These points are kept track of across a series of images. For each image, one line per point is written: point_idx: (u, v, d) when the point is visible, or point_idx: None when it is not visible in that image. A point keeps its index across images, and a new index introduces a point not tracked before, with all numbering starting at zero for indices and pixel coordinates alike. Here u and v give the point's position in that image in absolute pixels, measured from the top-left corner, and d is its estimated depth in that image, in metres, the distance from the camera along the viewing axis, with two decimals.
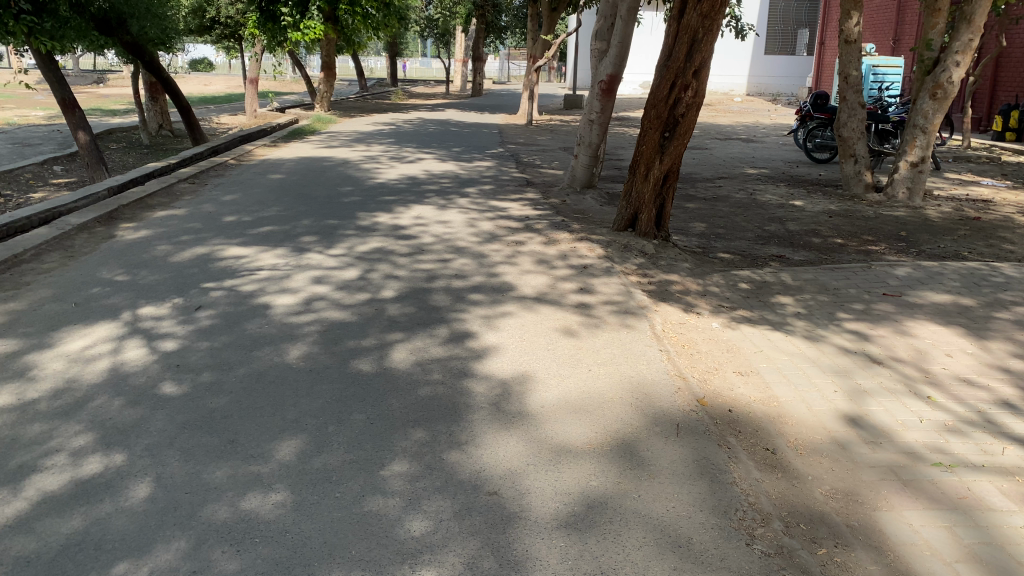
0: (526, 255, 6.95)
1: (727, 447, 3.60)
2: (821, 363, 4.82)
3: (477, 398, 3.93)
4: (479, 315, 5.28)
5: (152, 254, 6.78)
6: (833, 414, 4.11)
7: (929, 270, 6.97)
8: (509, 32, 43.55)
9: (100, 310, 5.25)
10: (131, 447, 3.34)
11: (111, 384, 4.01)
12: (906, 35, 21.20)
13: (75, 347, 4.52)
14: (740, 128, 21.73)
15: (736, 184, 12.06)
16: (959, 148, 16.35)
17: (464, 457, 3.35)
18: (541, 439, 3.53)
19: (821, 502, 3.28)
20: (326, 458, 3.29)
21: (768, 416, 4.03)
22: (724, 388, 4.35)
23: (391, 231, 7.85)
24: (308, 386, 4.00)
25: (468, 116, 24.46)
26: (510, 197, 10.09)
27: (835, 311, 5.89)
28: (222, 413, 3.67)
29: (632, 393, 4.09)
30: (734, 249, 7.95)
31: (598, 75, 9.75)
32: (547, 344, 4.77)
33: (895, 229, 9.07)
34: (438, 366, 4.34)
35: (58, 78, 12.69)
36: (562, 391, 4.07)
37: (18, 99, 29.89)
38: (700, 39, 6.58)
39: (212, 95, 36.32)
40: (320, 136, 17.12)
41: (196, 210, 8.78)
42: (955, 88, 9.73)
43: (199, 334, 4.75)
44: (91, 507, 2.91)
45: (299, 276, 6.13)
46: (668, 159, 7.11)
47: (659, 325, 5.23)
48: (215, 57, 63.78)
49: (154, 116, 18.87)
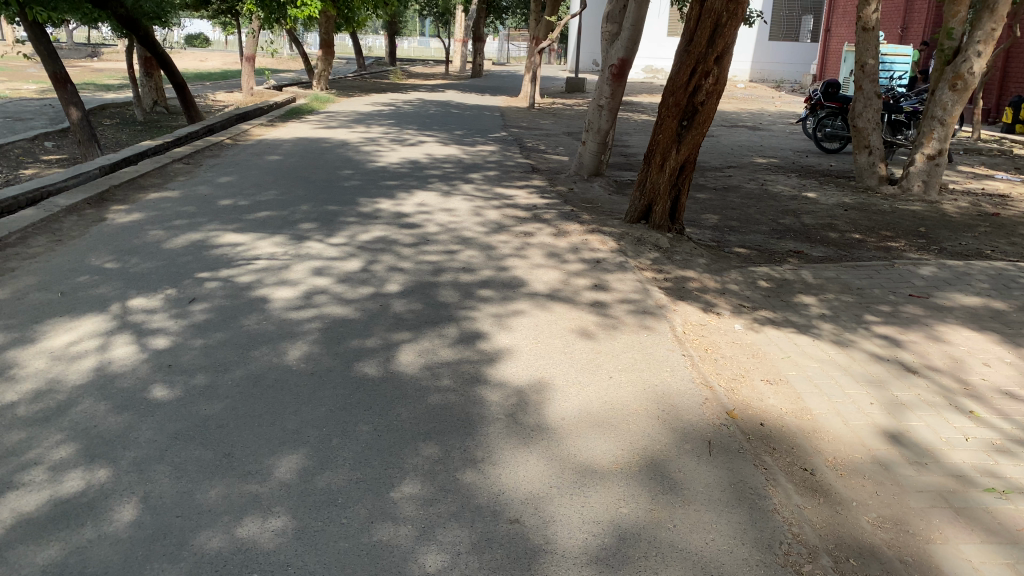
0: (535, 248, 6.65)
1: (763, 468, 3.32)
2: (853, 371, 4.54)
3: (492, 409, 3.65)
4: (490, 314, 4.98)
5: (143, 240, 6.46)
6: (871, 430, 3.84)
7: (955, 269, 6.70)
8: (509, 13, 42.97)
9: (88, 301, 4.95)
10: (117, 461, 3.05)
11: (96, 386, 3.71)
12: (915, 23, 20.81)
13: (58, 344, 4.21)
14: (745, 115, 21.42)
15: (746, 174, 11.78)
16: (969, 140, 16.04)
17: (480, 477, 3.07)
18: (565, 458, 3.25)
19: (870, 533, 3.00)
20: (330, 477, 3.00)
21: (803, 432, 3.76)
22: (753, 398, 4.07)
23: (394, 219, 7.55)
24: (309, 392, 3.70)
25: (469, 97, 24.09)
26: (515, 184, 9.79)
27: (861, 313, 5.62)
28: (217, 422, 3.38)
29: (658, 404, 3.81)
30: (750, 244, 7.66)
31: (608, 59, 9.41)
32: (563, 347, 4.48)
33: (913, 223, 8.80)
34: (449, 370, 4.05)
35: (48, 51, 12.29)
36: (584, 401, 3.79)
37: (12, 71, 29.40)
38: (724, 23, 6.25)
39: (208, 70, 35.75)
40: (319, 115, 16.78)
41: (191, 192, 8.45)
42: (976, 80, 9.40)
43: (192, 330, 4.44)
44: (70, 534, 2.62)
45: (299, 267, 5.83)
46: (685, 149, 6.80)
47: (680, 327, 4.94)
48: (211, 33, 62.87)
49: (149, 93, 18.42)
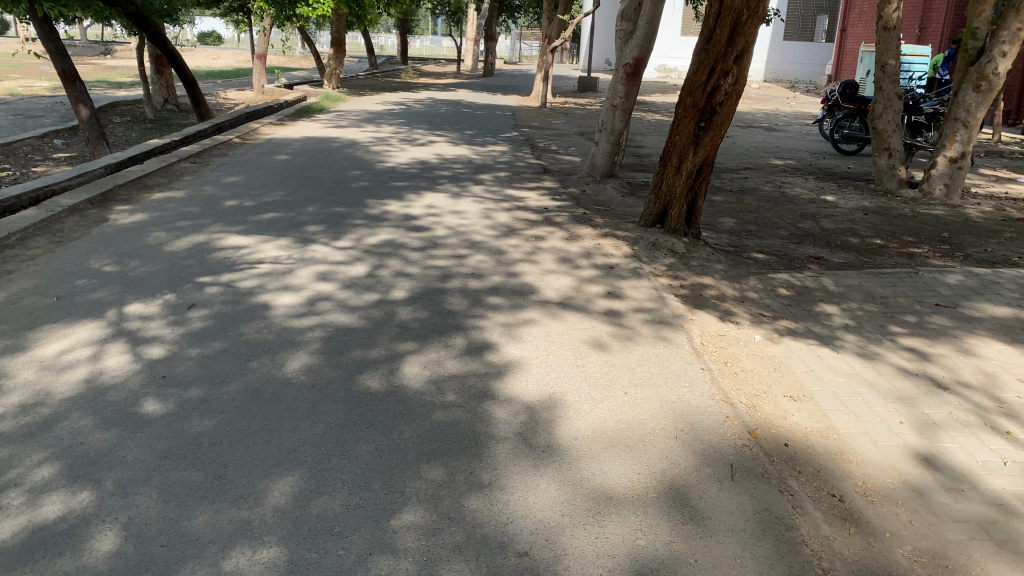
0: (547, 252, 6.45)
1: (789, 494, 3.11)
2: (879, 387, 4.32)
3: (500, 428, 3.45)
4: (500, 323, 4.79)
5: (145, 241, 6.30)
6: (902, 452, 3.62)
7: (983, 278, 6.46)
8: (521, 11, 42.78)
9: (84, 306, 4.78)
10: (101, 482, 2.87)
11: (85, 399, 3.53)
12: (933, 23, 20.41)
13: (50, 352, 4.05)
14: (761, 115, 21.11)
15: (763, 176, 11.55)
16: (989, 143, 15.72)
17: (487, 504, 2.87)
18: (577, 483, 3.06)
19: (907, 568, 2.79)
20: (326, 502, 2.81)
21: (830, 453, 3.54)
22: (775, 416, 3.85)
23: (402, 221, 7.36)
24: (308, 407, 3.51)
25: (481, 96, 23.88)
26: (526, 185, 9.59)
27: (886, 324, 5.39)
28: (210, 439, 3.19)
29: (677, 423, 3.61)
30: (767, 249, 7.43)
31: (623, 58, 9.18)
32: (576, 360, 4.28)
33: (935, 228, 8.55)
34: (455, 385, 3.85)
35: (58, 48, 12.19)
36: (599, 419, 3.58)
37: (24, 69, 29.42)
38: (744, 22, 6.02)
39: (220, 69, 35.63)
40: (329, 114, 16.63)
41: (196, 193, 8.29)
42: (1000, 81, 9.11)
43: (189, 339, 4.27)
44: (45, 566, 2.44)
45: (303, 271, 5.65)
46: (703, 150, 6.57)
47: (698, 338, 4.72)
48: (225, 31, 62.81)
49: (159, 91, 18.33)
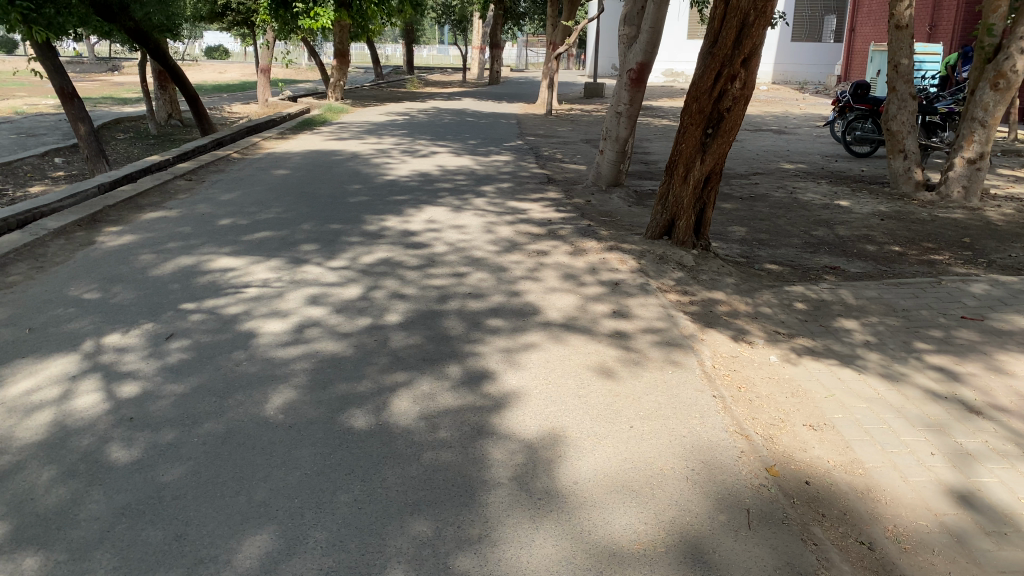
0: (550, 269, 6.16)
1: (813, 544, 2.80)
2: (907, 412, 4.01)
3: (495, 472, 3.15)
4: (498, 349, 4.49)
5: (131, 265, 6.05)
6: (936, 489, 3.31)
7: (1010, 286, 6.12)
8: (526, 18, 42.49)
9: (57, 338, 4.52)
10: (50, 546, 2.61)
11: (48, 445, 3.27)
12: (943, 21, 19.98)
13: (17, 392, 3.79)
14: (770, 118, 20.77)
15: (774, 181, 11.23)
16: (1006, 142, 15.33)
17: (477, 564, 2.59)
18: (579, 536, 2.77)
19: None
20: (297, 566, 2.54)
21: (856, 490, 3.23)
22: (796, 449, 3.54)
23: (400, 238, 7.09)
24: (285, 451, 3.23)
25: (486, 104, 23.62)
26: (530, 197, 9.32)
27: (909, 340, 5.07)
28: (174, 492, 2.91)
29: (688, 461, 3.30)
30: (781, 259, 7.12)
31: (626, 63, 8.89)
32: (577, 389, 3.98)
33: (955, 233, 8.21)
34: (449, 421, 3.56)
35: (55, 67, 12.01)
36: (602, 459, 3.28)
37: (31, 87, 29.43)
38: (751, 23, 5.71)
39: (226, 83, 35.63)
40: (331, 126, 16.44)
41: (189, 211, 8.05)
42: (1020, 78, 8.76)
43: (166, 374, 4.00)
44: None
45: (293, 294, 5.39)
46: (710, 159, 6.28)
47: (709, 361, 4.43)
48: (231, 45, 63.16)
49: (163, 106, 18.14)
